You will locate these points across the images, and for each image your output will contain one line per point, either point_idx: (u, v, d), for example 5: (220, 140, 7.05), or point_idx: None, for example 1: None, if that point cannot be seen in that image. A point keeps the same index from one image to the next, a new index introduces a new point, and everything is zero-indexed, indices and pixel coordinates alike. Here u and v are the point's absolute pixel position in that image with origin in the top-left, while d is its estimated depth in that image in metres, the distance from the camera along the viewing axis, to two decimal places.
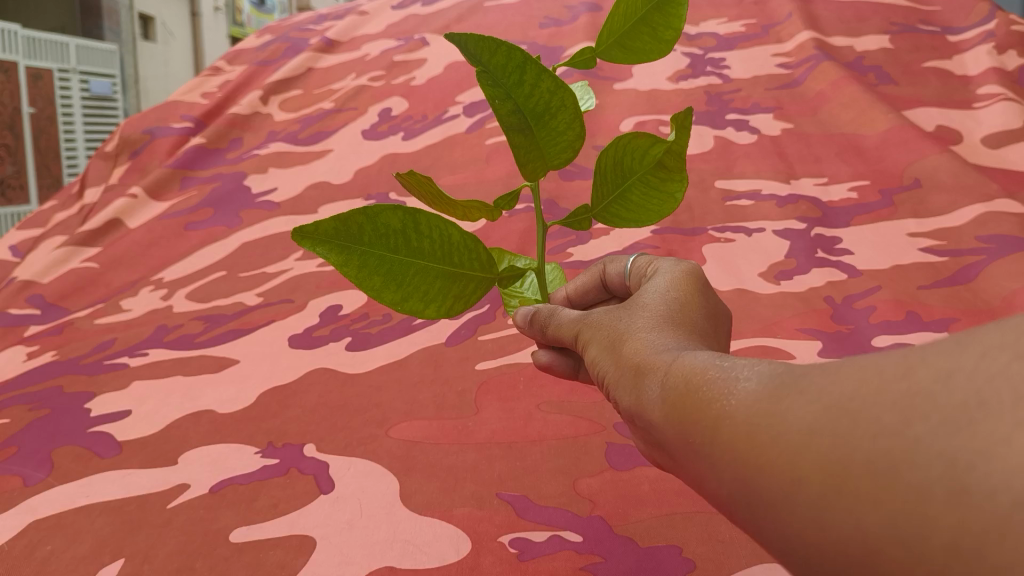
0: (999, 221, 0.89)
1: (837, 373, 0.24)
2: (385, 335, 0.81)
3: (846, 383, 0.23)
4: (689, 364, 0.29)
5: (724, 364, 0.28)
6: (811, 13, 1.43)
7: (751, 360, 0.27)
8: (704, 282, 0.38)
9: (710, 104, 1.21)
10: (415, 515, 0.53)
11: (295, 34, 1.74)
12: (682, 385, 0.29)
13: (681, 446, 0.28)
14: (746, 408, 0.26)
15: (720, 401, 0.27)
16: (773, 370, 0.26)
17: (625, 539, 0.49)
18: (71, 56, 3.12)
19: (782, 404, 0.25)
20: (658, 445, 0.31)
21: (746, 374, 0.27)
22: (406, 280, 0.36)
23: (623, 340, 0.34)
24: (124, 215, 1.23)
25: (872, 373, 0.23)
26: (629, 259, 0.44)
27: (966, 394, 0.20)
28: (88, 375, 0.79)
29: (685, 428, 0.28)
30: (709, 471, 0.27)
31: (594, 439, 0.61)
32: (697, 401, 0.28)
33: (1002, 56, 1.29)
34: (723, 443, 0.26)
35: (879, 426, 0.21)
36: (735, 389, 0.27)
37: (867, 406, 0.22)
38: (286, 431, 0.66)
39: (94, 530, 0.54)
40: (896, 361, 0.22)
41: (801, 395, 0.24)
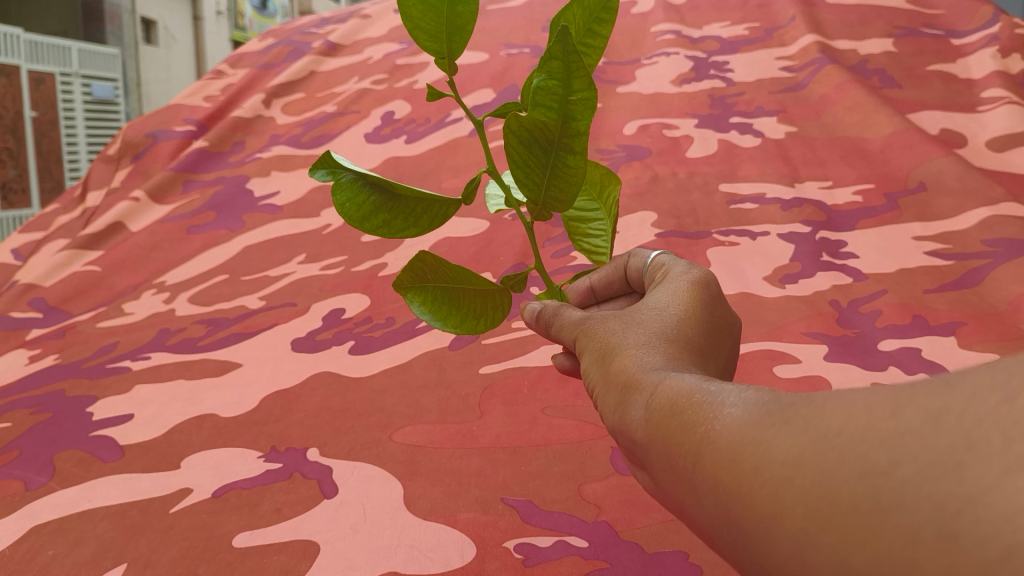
0: (1005, 225, 0.89)
1: (824, 404, 0.23)
2: (389, 338, 0.81)
3: (833, 415, 0.22)
4: (675, 386, 0.28)
5: (710, 388, 0.27)
6: (814, 17, 1.43)
7: (741, 385, 0.26)
8: (714, 294, 0.37)
9: (713, 108, 1.21)
10: (419, 520, 0.52)
11: (297, 38, 1.74)
12: (666, 406, 0.28)
13: (664, 468, 0.27)
14: (730, 434, 0.25)
15: (705, 425, 0.26)
16: (762, 397, 0.25)
17: (631, 544, 0.49)
18: (72, 60, 3.12)
19: (767, 434, 0.24)
20: (641, 466, 0.30)
21: (733, 399, 0.26)
22: (463, 305, 0.41)
23: (612, 354, 0.33)
24: (126, 218, 1.23)
25: (859, 408, 0.22)
26: (651, 254, 0.44)
27: (956, 437, 0.20)
28: (90, 378, 0.79)
29: (668, 451, 0.27)
30: (691, 496, 0.26)
31: (599, 444, 0.60)
32: (681, 425, 0.26)
33: (1006, 59, 1.29)
34: (705, 469, 0.25)
35: (866, 463, 0.21)
36: (720, 414, 0.25)
37: (854, 442, 0.21)
38: (290, 435, 0.65)
39: (96, 535, 0.54)
40: (885, 397, 0.22)
41: (787, 425, 0.23)
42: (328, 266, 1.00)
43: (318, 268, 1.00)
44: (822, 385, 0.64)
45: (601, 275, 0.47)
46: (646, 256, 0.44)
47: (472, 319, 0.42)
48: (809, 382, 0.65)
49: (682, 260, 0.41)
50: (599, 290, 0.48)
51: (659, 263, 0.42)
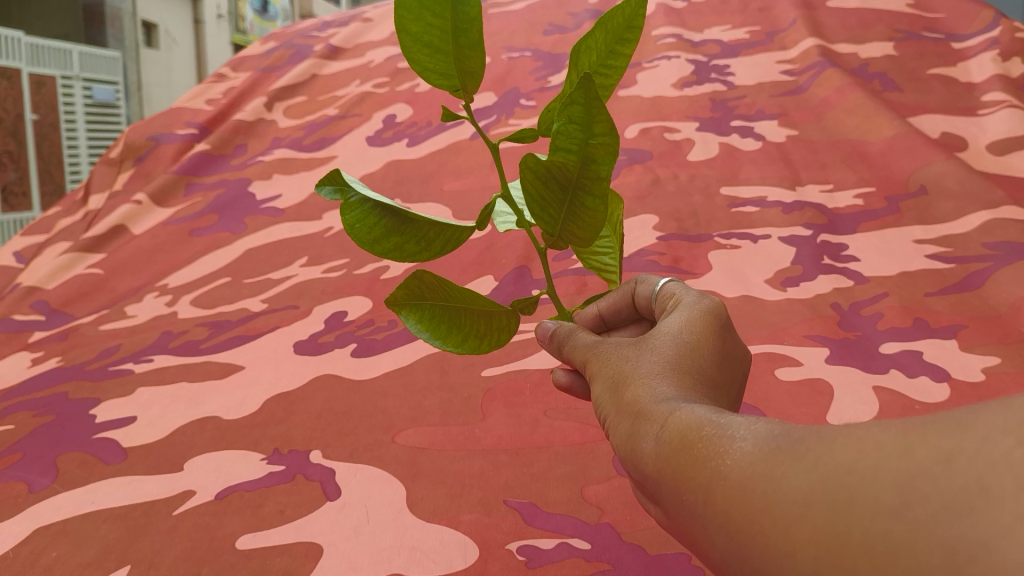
0: (1006, 228, 0.89)
1: (835, 441, 0.23)
2: (391, 341, 0.81)
3: (846, 453, 0.23)
4: (685, 418, 0.29)
5: (721, 421, 0.27)
6: (815, 21, 1.43)
7: (751, 418, 0.27)
8: (725, 324, 0.37)
9: (714, 111, 1.21)
10: (422, 522, 0.53)
11: (299, 41, 1.74)
12: (676, 438, 0.28)
13: (676, 502, 0.28)
14: (742, 470, 0.25)
15: (715, 460, 0.26)
16: (772, 430, 0.26)
17: (634, 546, 0.49)
18: (74, 63, 3.13)
19: (779, 470, 0.24)
20: (654, 499, 0.31)
21: (743, 433, 0.26)
22: (467, 329, 0.40)
23: (625, 383, 0.34)
24: (128, 221, 1.23)
25: (871, 446, 0.22)
26: (659, 281, 0.43)
27: (967, 480, 0.20)
28: (93, 380, 0.79)
29: (679, 482, 0.28)
30: (704, 531, 0.27)
31: (601, 446, 0.60)
32: (691, 457, 0.27)
33: (1007, 62, 1.29)
34: (717, 505, 0.26)
35: (878, 505, 0.21)
36: (731, 448, 0.26)
37: (866, 483, 0.22)
38: (293, 437, 0.65)
39: (99, 536, 0.54)
40: (897, 435, 0.22)
41: (799, 463, 0.24)
42: (330, 269, 1.00)
43: (320, 271, 1.00)
44: (823, 388, 0.64)
45: (608, 302, 0.46)
46: (655, 284, 0.43)
47: (474, 337, 0.40)
48: (811, 384, 0.65)
49: (693, 289, 0.40)
50: (608, 317, 0.46)
51: (671, 291, 0.41)
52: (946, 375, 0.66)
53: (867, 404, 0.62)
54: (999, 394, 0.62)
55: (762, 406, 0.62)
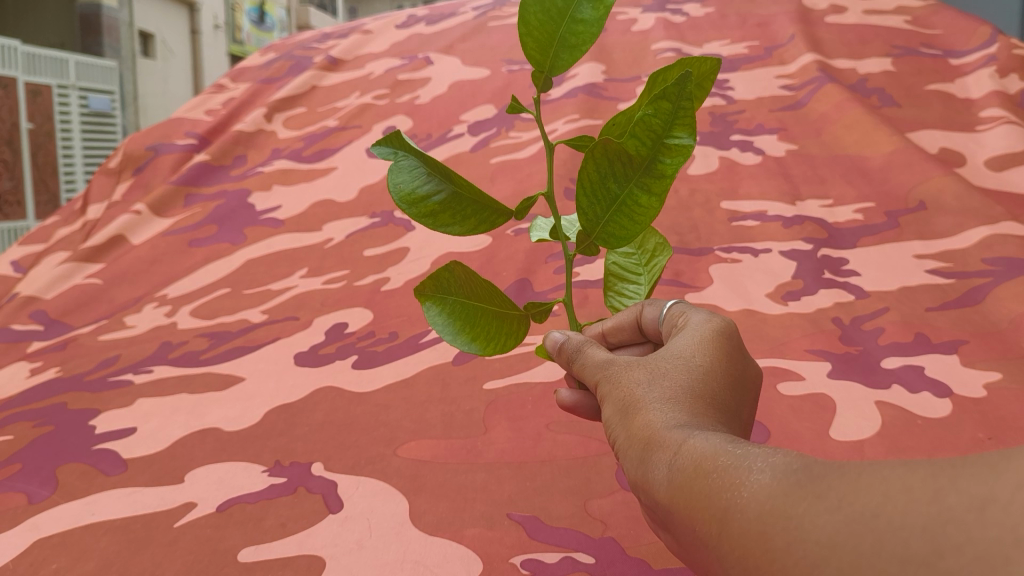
0: (1005, 245, 0.89)
1: (858, 480, 0.24)
2: (392, 353, 0.81)
3: (869, 493, 0.24)
4: (697, 448, 0.29)
5: (736, 451, 0.28)
6: (813, 37, 1.44)
7: (765, 449, 0.28)
8: (733, 344, 0.38)
9: (714, 125, 1.22)
10: (425, 535, 0.52)
11: (299, 52, 1.75)
12: (690, 469, 0.29)
13: (689, 532, 0.29)
14: (760, 503, 0.26)
15: (731, 492, 0.27)
16: (790, 463, 0.27)
17: (639, 560, 0.49)
18: (70, 72, 3.13)
19: (799, 507, 0.25)
20: (663, 526, 0.31)
21: (759, 464, 0.27)
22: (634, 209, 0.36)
23: (635, 407, 0.34)
24: (126, 230, 1.23)
25: (897, 488, 0.23)
26: (665, 304, 0.43)
27: (1001, 531, 0.21)
28: (92, 392, 0.79)
29: (692, 514, 0.28)
30: (718, 560, 0.28)
31: (604, 460, 0.60)
32: (705, 489, 0.28)
33: (1004, 79, 1.30)
34: (733, 539, 0.27)
35: (908, 552, 0.22)
36: (747, 480, 0.27)
37: (893, 527, 0.23)
38: (294, 449, 0.65)
39: (99, 548, 0.54)
40: (925, 477, 0.23)
41: (820, 500, 0.25)
42: (330, 281, 1.00)
43: (320, 282, 1.00)
44: (826, 402, 0.64)
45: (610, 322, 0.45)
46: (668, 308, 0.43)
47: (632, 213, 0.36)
48: (814, 399, 0.65)
49: (699, 308, 0.41)
50: (612, 338, 0.47)
51: (677, 312, 0.42)
52: (948, 391, 0.66)
53: (870, 420, 0.62)
54: (1001, 409, 0.62)
55: (766, 420, 0.62)
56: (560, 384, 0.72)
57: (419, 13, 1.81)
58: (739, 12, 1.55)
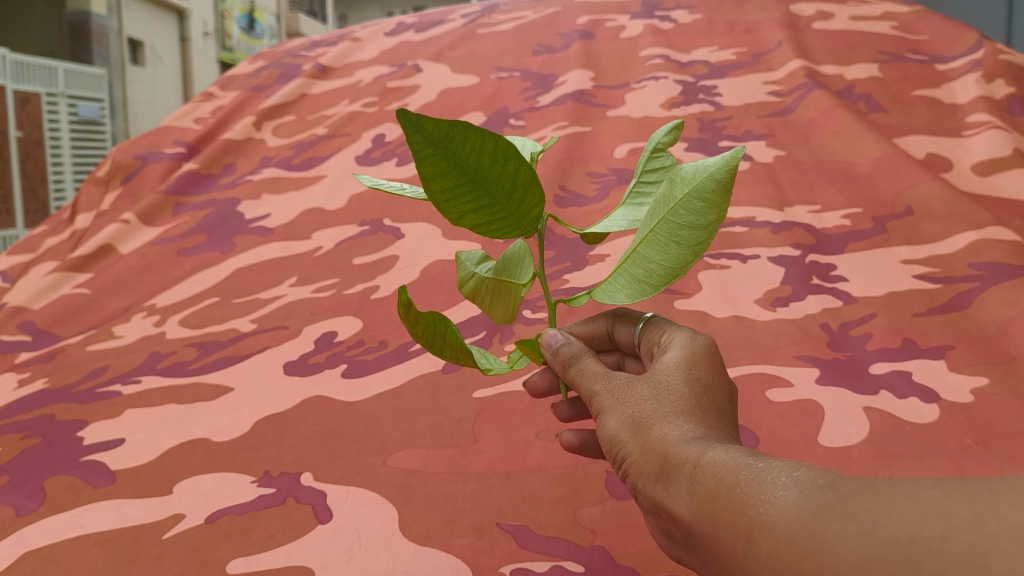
0: (991, 249, 0.90)
1: (891, 504, 0.25)
2: (381, 362, 0.81)
3: (904, 518, 0.24)
4: (720, 464, 0.30)
5: (758, 467, 0.29)
6: (800, 43, 1.45)
7: (788, 464, 0.28)
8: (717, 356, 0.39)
9: (702, 131, 1.22)
10: (415, 545, 0.52)
11: (288, 60, 1.75)
12: (715, 487, 0.30)
13: (717, 549, 0.30)
14: (787, 522, 0.27)
15: (758, 509, 0.28)
16: (814, 479, 0.27)
17: (627, 569, 0.49)
18: (58, 79, 3.10)
19: (829, 527, 0.26)
20: (685, 541, 0.32)
21: (784, 480, 0.28)
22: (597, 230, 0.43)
23: (646, 424, 0.35)
24: (115, 240, 1.22)
25: (934, 514, 0.24)
26: (640, 320, 0.45)
27: None
28: (81, 402, 0.78)
29: (720, 532, 0.29)
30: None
31: (594, 468, 0.60)
32: (733, 507, 0.29)
33: (990, 84, 1.30)
34: (761, 555, 0.27)
35: None
36: (773, 498, 0.28)
37: (932, 554, 0.23)
38: (284, 460, 0.65)
39: (87, 561, 0.54)
40: (961, 505, 0.24)
41: (850, 521, 0.25)
42: (320, 289, 1.00)
43: (310, 291, 1.00)
44: (814, 408, 0.65)
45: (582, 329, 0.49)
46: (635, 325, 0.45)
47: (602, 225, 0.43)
48: (802, 405, 0.65)
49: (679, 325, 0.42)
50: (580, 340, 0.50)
51: (653, 327, 0.43)
52: (936, 397, 0.66)
53: (858, 426, 0.62)
54: (989, 415, 0.62)
55: (755, 428, 0.62)
56: None
57: (408, 21, 1.82)
58: (727, 19, 1.55)
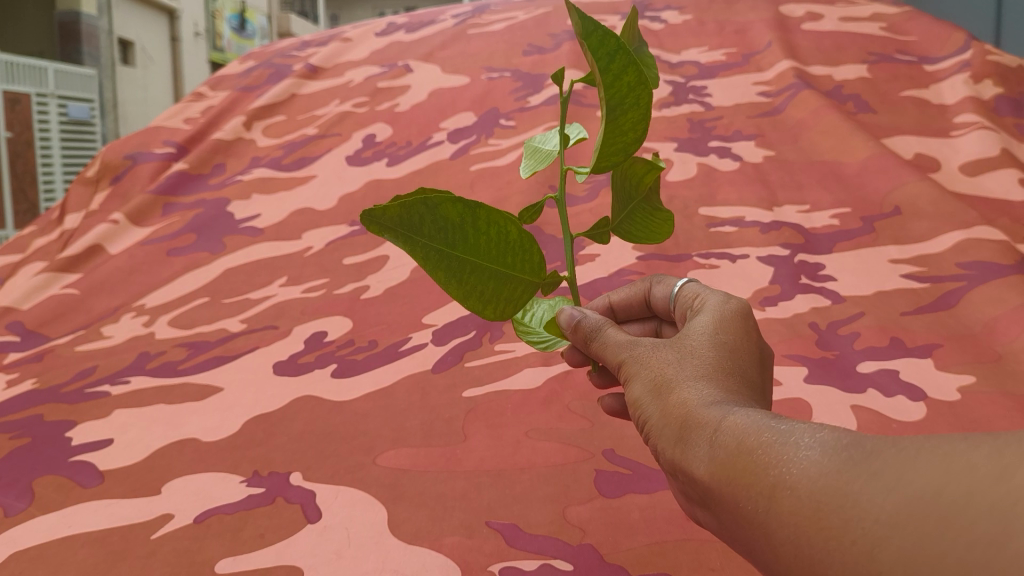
0: (979, 248, 0.90)
1: (918, 459, 0.25)
2: (371, 362, 0.81)
3: (931, 473, 0.24)
4: (741, 425, 0.30)
5: (780, 428, 0.29)
6: (790, 44, 1.45)
7: (811, 425, 0.28)
8: (746, 322, 0.39)
9: (692, 131, 1.22)
10: (404, 544, 0.52)
11: (278, 60, 1.75)
12: (735, 447, 0.30)
13: (733, 508, 0.30)
14: (811, 480, 0.27)
15: (779, 468, 0.28)
16: (838, 439, 0.27)
17: (617, 567, 0.49)
18: (48, 80, 3.09)
19: (854, 484, 0.26)
20: (702, 502, 0.32)
21: (807, 440, 0.28)
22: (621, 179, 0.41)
23: (667, 387, 0.35)
24: (105, 240, 1.22)
25: (962, 467, 0.24)
26: (677, 284, 0.46)
27: None
28: (70, 403, 0.78)
29: (738, 492, 0.29)
30: (764, 534, 0.28)
31: (583, 466, 0.60)
32: (753, 466, 0.29)
33: (978, 85, 1.31)
34: (783, 513, 0.27)
35: (977, 530, 0.23)
36: (796, 457, 0.28)
37: (959, 507, 0.23)
38: (273, 459, 0.65)
39: (76, 561, 0.53)
40: (988, 457, 0.23)
41: (875, 478, 0.25)
42: (310, 289, 1.00)
43: (300, 290, 1.00)
44: (802, 406, 0.65)
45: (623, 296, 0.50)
46: (670, 286, 0.47)
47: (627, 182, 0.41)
48: (790, 403, 0.65)
49: (711, 290, 0.42)
50: (620, 308, 0.51)
51: (690, 294, 0.44)
52: (923, 395, 0.66)
53: (845, 424, 0.62)
54: (975, 413, 0.63)
55: None
56: (539, 391, 0.72)
57: (399, 21, 1.82)
58: (717, 19, 1.56)
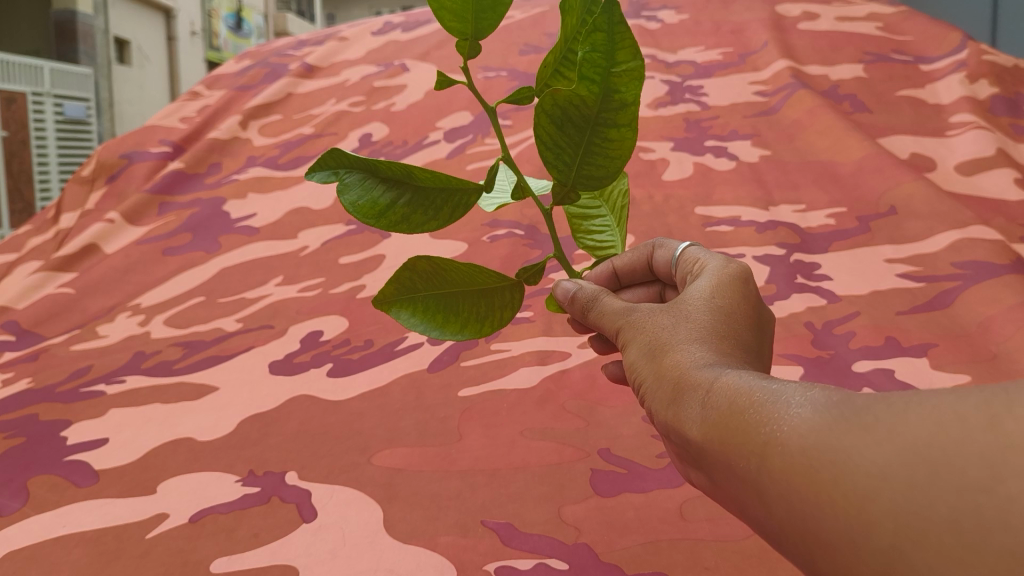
0: (974, 247, 0.90)
1: (905, 411, 0.24)
2: (367, 361, 0.81)
3: (917, 424, 0.23)
4: (733, 386, 0.30)
5: (772, 387, 0.28)
6: (787, 43, 1.46)
7: (802, 384, 0.28)
8: (747, 287, 0.39)
9: (688, 131, 1.23)
10: (399, 544, 0.52)
11: (274, 60, 1.75)
12: (727, 407, 0.29)
13: (725, 467, 0.29)
14: (800, 437, 0.26)
15: (771, 427, 0.27)
16: (829, 396, 0.27)
17: (611, 566, 0.49)
18: (44, 79, 3.08)
19: (842, 439, 0.25)
20: (697, 465, 0.32)
21: (798, 399, 0.27)
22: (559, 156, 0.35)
23: (663, 351, 0.34)
24: (100, 239, 1.22)
25: (949, 415, 0.22)
26: (679, 247, 0.46)
27: None
28: (65, 402, 0.78)
29: (730, 452, 0.29)
30: (756, 495, 0.28)
31: (579, 466, 0.60)
32: (745, 426, 0.28)
33: (974, 85, 1.31)
34: (774, 471, 0.27)
35: (965, 478, 0.21)
36: (787, 416, 0.27)
37: (949, 456, 0.22)
38: (268, 459, 0.65)
39: (69, 560, 0.53)
40: (976, 403, 0.22)
41: (863, 432, 0.24)
42: (306, 288, 0.99)
43: (296, 290, 1.00)
44: None
45: (625, 260, 0.50)
46: (673, 249, 0.46)
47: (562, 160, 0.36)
48: None
49: (715, 254, 0.42)
50: (623, 274, 0.51)
51: (695, 257, 0.43)
52: None
53: None
54: None
55: None
56: (535, 390, 0.72)
57: (396, 20, 1.81)
58: (713, 19, 1.56)
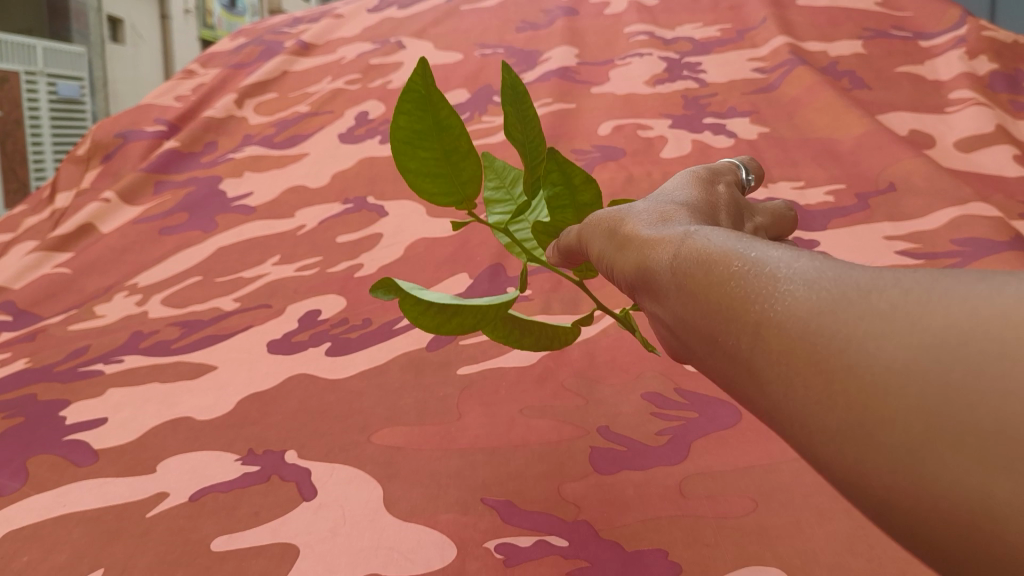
0: (974, 224, 0.90)
1: (923, 291, 0.23)
2: (365, 340, 0.81)
3: (938, 303, 0.22)
4: (724, 250, 0.28)
5: (769, 251, 0.27)
6: (785, 19, 1.45)
7: (805, 254, 0.26)
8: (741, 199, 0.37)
9: (687, 108, 1.22)
10: (400, 521, 0.53)
11: (269, 37, 1.73)
12: (713, 268, 0.27)
13: (701, 333, 0.27)
14: (798, 300, 0.25)
15: (763, 285, 0.26)
16: (832, 266, 0.25)
17: (611, 543, 0.49)
18: (38, 58, 3.01)
19: (845, 304, 0.24)
20: (668, 329, 0.30)
21: (797, 264, 0.26)
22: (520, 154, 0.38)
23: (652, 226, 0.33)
24: (96, 218, 1.21)
25: (971, 299, 0.22)
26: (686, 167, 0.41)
27: None
28: (63, 382, 0.78)
29: (710, 310, 0.27)
30: (732, 355, 0.26)
31: (578, 444, 0.60)
32: (729, 283, 0.27)
33: (973, 61, 1.31)
34: (762, 331, 0.25)
35: (980, 358, 0.21)
36: (782, 276, 0.25)
37: (964, 335, 0.21)
38: (268, 438, 0.65)
39: (70, 540, 0.54)
40: (995, 293, 0.21)
41: (871, 303, 0.23)
42: (303, 268, 0.99)
43: (293, 269, 0.99)
44: None
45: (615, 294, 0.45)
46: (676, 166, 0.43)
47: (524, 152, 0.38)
48: None
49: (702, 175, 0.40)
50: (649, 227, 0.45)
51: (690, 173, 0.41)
52: None
53: None
54: None
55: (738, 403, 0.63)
56: (534, 368, 0.72)
57: None
58: None
